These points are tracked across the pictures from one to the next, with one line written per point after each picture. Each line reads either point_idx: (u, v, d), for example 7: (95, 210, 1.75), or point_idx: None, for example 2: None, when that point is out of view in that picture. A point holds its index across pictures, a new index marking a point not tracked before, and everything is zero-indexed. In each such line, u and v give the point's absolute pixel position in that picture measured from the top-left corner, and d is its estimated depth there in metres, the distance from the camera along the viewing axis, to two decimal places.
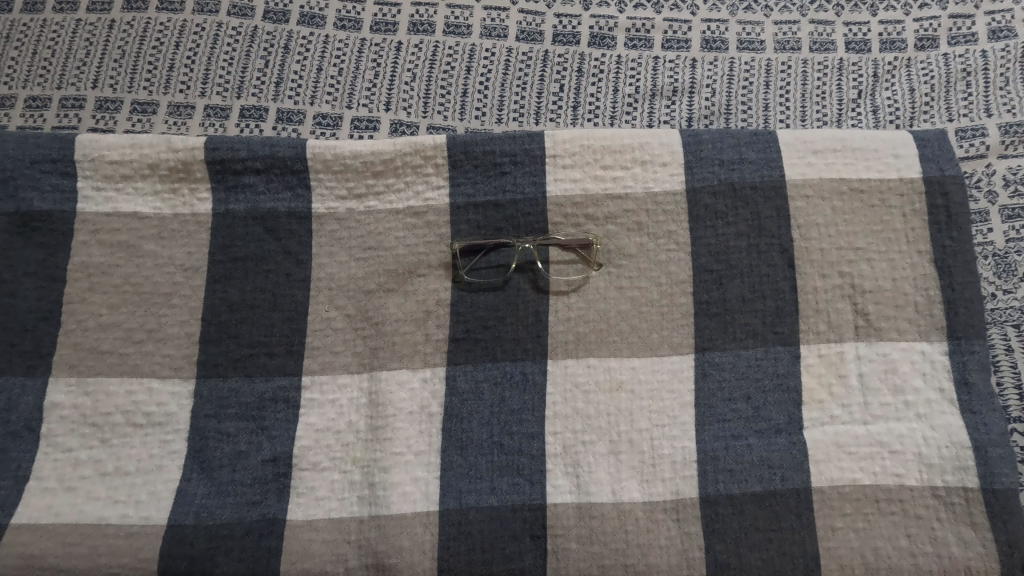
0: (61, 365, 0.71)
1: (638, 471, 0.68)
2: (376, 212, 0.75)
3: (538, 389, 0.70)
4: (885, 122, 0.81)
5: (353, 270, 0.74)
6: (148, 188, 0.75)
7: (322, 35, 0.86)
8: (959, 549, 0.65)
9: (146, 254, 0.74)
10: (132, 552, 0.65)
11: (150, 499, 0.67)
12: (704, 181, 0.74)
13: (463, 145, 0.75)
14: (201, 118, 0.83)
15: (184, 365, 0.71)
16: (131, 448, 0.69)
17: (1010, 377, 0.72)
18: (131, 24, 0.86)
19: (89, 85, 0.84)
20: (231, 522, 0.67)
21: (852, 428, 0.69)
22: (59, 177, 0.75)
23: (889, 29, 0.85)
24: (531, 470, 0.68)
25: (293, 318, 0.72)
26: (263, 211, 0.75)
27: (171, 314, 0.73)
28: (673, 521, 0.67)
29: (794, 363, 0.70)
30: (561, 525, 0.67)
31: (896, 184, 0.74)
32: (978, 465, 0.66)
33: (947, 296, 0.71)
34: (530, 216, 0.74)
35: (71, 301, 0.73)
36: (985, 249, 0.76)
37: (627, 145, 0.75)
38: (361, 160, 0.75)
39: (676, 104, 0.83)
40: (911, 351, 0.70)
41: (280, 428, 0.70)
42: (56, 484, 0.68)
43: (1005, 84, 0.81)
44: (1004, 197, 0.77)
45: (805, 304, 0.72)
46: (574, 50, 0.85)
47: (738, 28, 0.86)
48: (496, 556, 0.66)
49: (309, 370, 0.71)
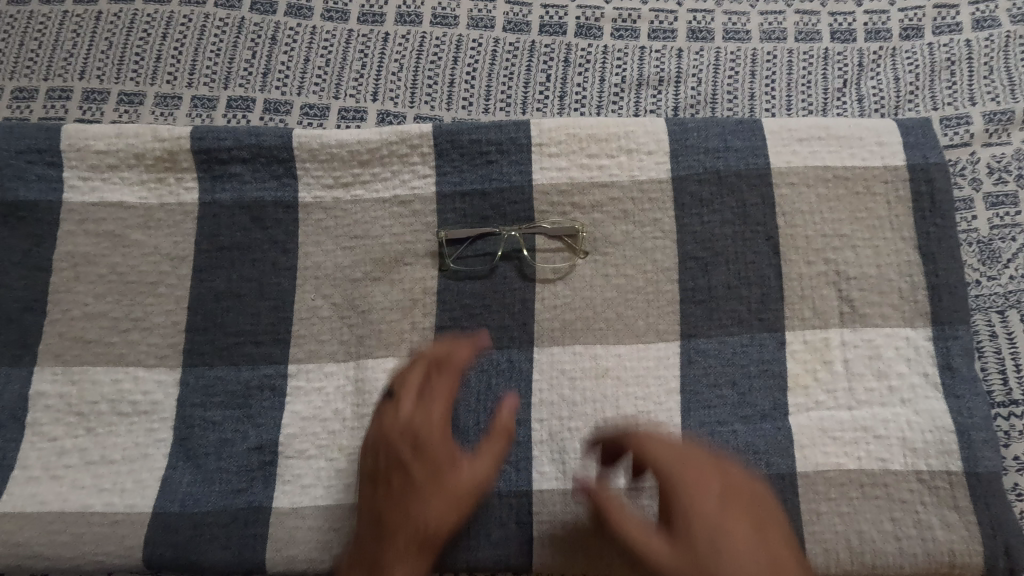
0: (47, 354, 0.71)
1: (623, 458, 0.68)
2: (363, 201, 0.75)
3: (524, 377, 0.70)
4: (870, 111, 0.82)
5: (340, 259, 0.74)
6: (135, 177, 0.75)
7: (310, 26, 0.86)
8: (943, 532, 0.65)
9: (132, 244, 0.74)
10: (117, 540, 0.65)
11: (135, 487, 0.67)
12: (690, 169, 0.75)
13: (449, 134, 0.75)
14: (188, 108, 0.83)
15: (169, 354, 0.71)
16: (117, 436, 0.69)
17: (994, 362, 0.72)
18: (118, 16, 0.86)
19: (75, 76, 0.84)
20: (217, 510, 0.66)
21: (836, 414, 0.69)
22: (45, 167, 0.75)
23: (874, 19, 0.85)
24: (517, 457, 0.68)
25: (279, 307, 0.72)
26: (249, 200, 0.75)
27: (158, 304, 0.73)
28: (658, 508, 0.67)
29: (778, 349, 0.71)
30: (547, 511, 0.67)
31: (880, 171, 0.74)
32: (962, 449, 0.67)
33: (932, 282, 0.71)
34: (516, 204, 0.74)
35: (56, 291, 0.73)
36: (970, 236, 0.76)
37: (612, 134, 0.76)
38: (348, 149, 0.75)
39: (662, 94, 0.83)
40: (895, 336, 0.70)
41: (266, 416, 0.70)
42: (40, 472, 0.68)
43: (989, 72, 0.82)
44: (988, 184, 0.78)
45: (790, 290, 0.72)
46: (561, 41, 0.85)
47: (724, 18, 0.86)
48: (482, 543, 0.66)
49: (295, 359, 0.71)
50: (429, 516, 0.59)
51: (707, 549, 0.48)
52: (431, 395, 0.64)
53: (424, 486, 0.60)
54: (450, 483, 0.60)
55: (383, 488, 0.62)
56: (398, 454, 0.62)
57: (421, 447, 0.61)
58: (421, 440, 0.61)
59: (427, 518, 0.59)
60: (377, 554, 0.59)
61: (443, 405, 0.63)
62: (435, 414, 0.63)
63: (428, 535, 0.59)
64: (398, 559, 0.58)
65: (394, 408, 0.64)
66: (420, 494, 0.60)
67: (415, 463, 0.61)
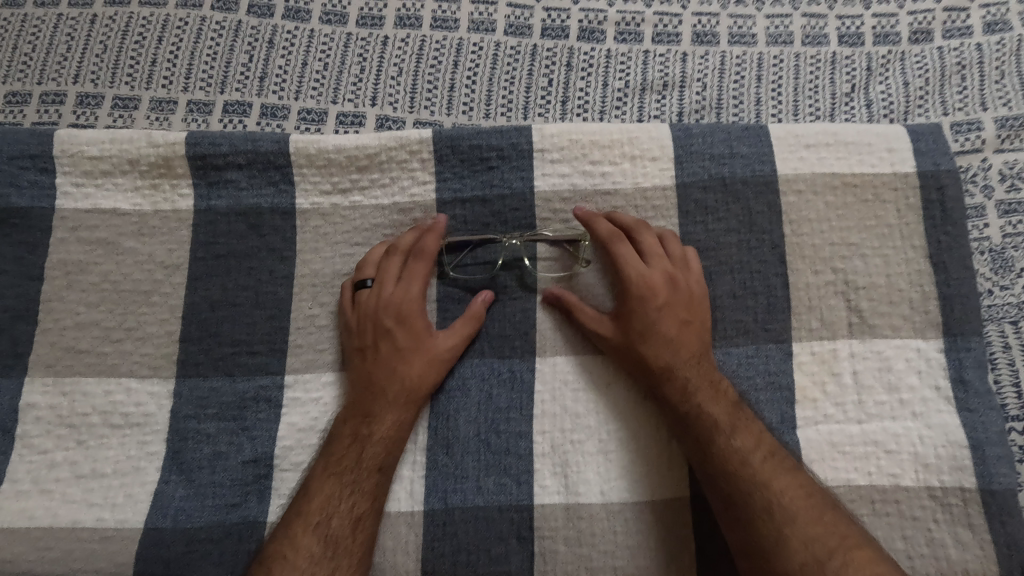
0: (37, 365, 0.70)
1: (627, 471, 0.67)
2: (361, 208, 0.74)
3: (526, 387, 0.69)
4: (878, 117, 0.80)
5: (338, 267, 0.72)
6: (129, 184, 0.74)
7: (308, 29, 0.84)
8: (957, 550, 0.63)
9: (126, 251, 0.73)
10: (107, 557, 0.63)
11: (127, 502, 0.66)
12: (695, 176, 0.73)
13: (449, 140, 0.74)
14: (184, 113, 0.82)
15: (163, 364, 0.70)
16: (108, 449, 0.68)
17: (1008, 374, 0.71)
18: (113, 19, 0.85)
19: (70, 80, 0.82)
20: (210, 525, 0.65)
21: (845, 428, 0.67)
22: (37, 174, 0.74)
23: (882, 22, 0.83)
24: (518, 470, 0.67)
25: (275, 316, 0.71)
26: (245, 208, 0.73)
27: (151, 313, 0.71)
28: (663, 523, 0.65)
29: (785, 361, 0.69)
30: (549, 526, 0.65)
31: (889, 178, 0.73)
32: (976, 465, 0.65)
33: (943, 292, 0.70)
34: (517, 212, 0.73)
35: (48, 300, 0.71)
36: (982, 245, 0.75)
37: (616, 140, 0.74)
38: (345, 155, 0.73)
39: (666, 99, 0.82)
40: (906, 348, 0.69)
41: (262, 429, 0.68)
42: (30, 486, 0.67)
43: (1000, 77, 0.80)
44: (1000, 191, 0.76)
45: (797, 300, 0.70)
46: (563, 45, 0.84)
47: (729, 21, 0.84)
48: (482, 559, 0.65)
49: (291, 369, 0.70)
50: (414, 369, 0.67)
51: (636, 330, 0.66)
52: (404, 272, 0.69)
53: (408, 345, 0.68)
54: (433, 344, 0.68)
55: (367, 350, 0.68)
56: (383, 325, 0.68)
57: (405, 316, 0.68)
58: (406, 312, 0.68)
59: (413, 370, 0.67)
60: (368, 401, 0.66)
61: (421, 284, 0.69)
62: (411, 291, 0.69)
63: (415, 384, 0.67)
64: (391, 404, 0.66)
65: (371, 286, 0.69)
66: (407, 351, 0.67)
67: (401, 332, 0.68)
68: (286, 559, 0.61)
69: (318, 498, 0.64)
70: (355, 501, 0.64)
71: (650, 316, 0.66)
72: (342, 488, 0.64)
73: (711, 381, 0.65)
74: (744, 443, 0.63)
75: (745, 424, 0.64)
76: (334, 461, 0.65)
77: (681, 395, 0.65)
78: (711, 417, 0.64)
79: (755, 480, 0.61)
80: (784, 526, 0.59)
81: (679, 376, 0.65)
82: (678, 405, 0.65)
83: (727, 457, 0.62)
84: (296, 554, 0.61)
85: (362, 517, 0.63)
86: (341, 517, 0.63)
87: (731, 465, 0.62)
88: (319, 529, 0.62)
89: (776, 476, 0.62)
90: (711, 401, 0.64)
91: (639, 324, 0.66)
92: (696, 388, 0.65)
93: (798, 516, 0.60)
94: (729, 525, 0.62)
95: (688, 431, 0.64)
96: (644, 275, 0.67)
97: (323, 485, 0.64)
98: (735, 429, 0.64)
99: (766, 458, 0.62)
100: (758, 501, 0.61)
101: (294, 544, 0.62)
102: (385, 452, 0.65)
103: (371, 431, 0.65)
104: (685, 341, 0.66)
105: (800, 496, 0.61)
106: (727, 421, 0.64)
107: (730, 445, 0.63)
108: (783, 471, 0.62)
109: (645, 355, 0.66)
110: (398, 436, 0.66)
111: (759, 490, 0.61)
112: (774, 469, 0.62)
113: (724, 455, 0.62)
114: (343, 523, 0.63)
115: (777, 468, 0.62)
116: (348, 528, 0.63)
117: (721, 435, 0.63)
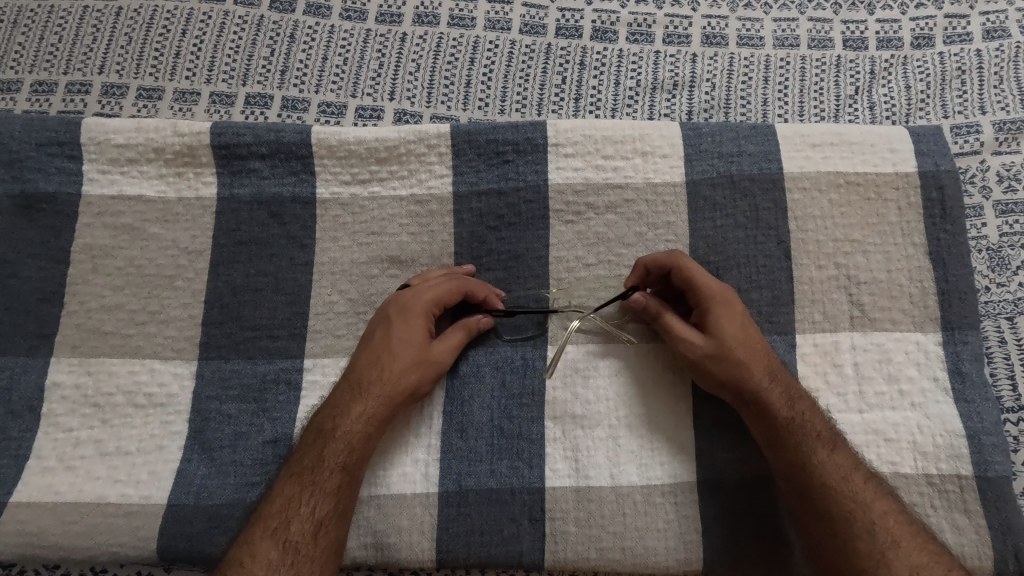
0: (62, 346, 0.72)
1: (635, 456, 0.69)
2: (380, 199, 0.76)
3: (538, 374, 0.71)
4: (882, 118, 0.83)
5: (356, 255, 0.74)
6: (153, 171, 0.76)
7: (328, 25, 0.86)
8: (953, 535, 0.66)
9: (150, 237, 0.75)
10: (132, 531, 0.65)
11: (149, 479, 0.68)
12: (704, 173, 0.75)
13: (466, 135, 0.76)
14: (207, 104, 0.84)
15: (186, 347, 0.72)
16: (131, 428, 0.70)
17: (1003, 368, 0.73)
18: (138, 12, 0.87)
19: (95, 70, 0.85)
20: (231, 502, 0.67)
21: (847, 417, 0.70)
22: (64, 160, 0.76)
23: (885, 28, 0.86)
24: (530, 453, 0.69)
25: (294, 302, 0.73)
26: (267, 196, 0.75)
27: (174, 297, 0.73)
28: (671, 505, 0.67)
29: (788, 352, 0.71)
30: (560, 508, 0.67)
31: (891, 178, 0.75)
32: (972, 453, 0.67)
33: (941, 288, 0.72)
34: (531, 204, 0.75)
35: (74, 283, 0.73)
36: (980, 243, 0.77)
37: (628, 136, 0.76)
38: (365, 147, 0.76)
39: (676, 98, 0.84)
40: (905, 341, 0.71)
41: (281, 410, 0.70)
42: (56, 463, 0.68)
43: (999, 82, 0.82)
44: (998, 192, 0.79)
45: (802, 294, 0.73)
46: (576, 44, 0.86)
47: (738, 24, 0.87)
48: (495, 538, 0.67)
49: (311, 353, 0.72)
50: (398, 373, 0.67)
51: (731, 339, 0.66)
52: (427, 284, 0.70)
53: (401, 341, 0.67)
54: (422, 353, 0.68)
55: (366, 340, 0.69)
56: (388, 323, 0.68)
57: (411, 319, 0.68)
58: (409, 314, 0.68)
59: (397, 369, 0.67)
60: (345, 394, 0.66)
61: (430, 292, 0.69)
62: (425, 295, 0.69)
63: (394, 382, 0.66)
64: (366, 407, 0.66)
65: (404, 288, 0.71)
66: (400, 353, 0.67)
67: (396, 334, 0.68)
68: (242, 565, 0.61)
69: (282, 500, 0.64)
70: (317, 504, 0.63)
71: (736, 323, 0.67)
72: (304, 490, 0.63)
73: (800, 393, 0.66)
74: (843, 461, 0.64)
75: (840, 442, 0.65)
76: (299, 463, 0.65)
77: (779, 406, 0.65)
78: (811, 432, 0.64)
79: (856, 498, 0.62)
80: (885, 547, 0.60)
81: (773, 387, 0.66)
82: (776, 417, 0.65)
83: (827, 474, 0.63)
84: (253, 561, 0.61)
85: (324, 520, 0.63)
86: (301, 522, 0.62)
87: (831, 482, 0.62)
88: (277, 535, 0.62)
89: (876, 498, 0.62)
90: (808, 416, 0.65)
91: (732, 331, 0.66)
92: (798, 403, 0.65)
93: (899, 539, 0.60)
94: (819, 542, 0.62)
95: (785, 442, 0.64)
96: (719, 283, 0.69)
97: (286, 486, 0.64)
98: (834, 446, 0.64)
99: (865, 479, 0.63)
100: (858, 520, 0.61)
101: (253, 549, 0.61)
102: (348, 452, 0.64)
103: (338, 428, 0.65)
104: (771, 353, 0.67)
105: (901, 521, 0.61)
106: (827, 438, 0.64)
107: (831, 462, 0.63)
108: (881, 495, 0.62)
109: (740, 366, 0.65)
110: (364, 436, 0.65)
111: (859, 509, 0.61)
112: (874, 490, 0.63)
113: (824, 472, 0.63)
114: (303, 528, 0.62)
115: (876, 491, 0.63)
116: (308, 533, 0.62)
117: (821, 451, 0.64)
